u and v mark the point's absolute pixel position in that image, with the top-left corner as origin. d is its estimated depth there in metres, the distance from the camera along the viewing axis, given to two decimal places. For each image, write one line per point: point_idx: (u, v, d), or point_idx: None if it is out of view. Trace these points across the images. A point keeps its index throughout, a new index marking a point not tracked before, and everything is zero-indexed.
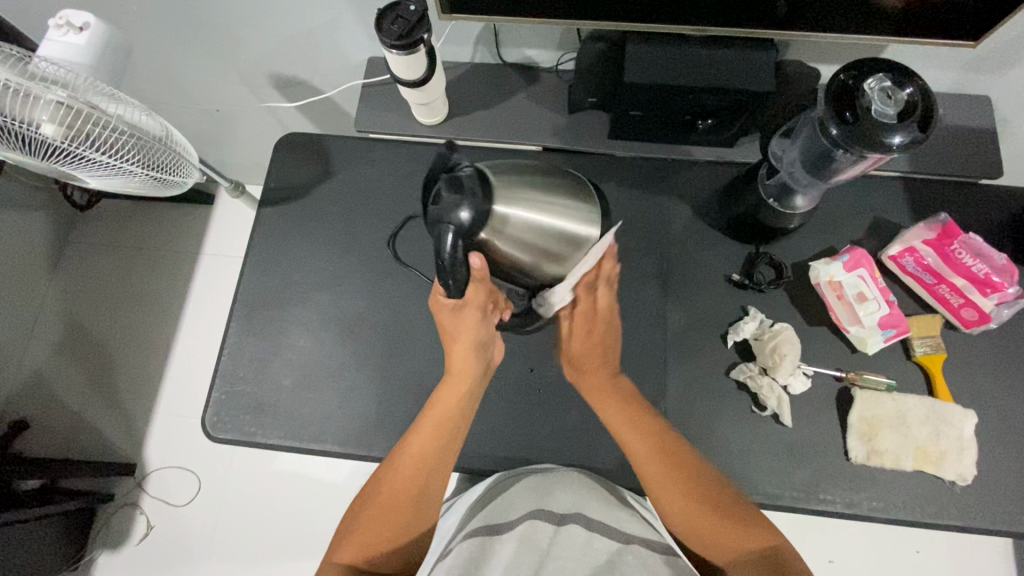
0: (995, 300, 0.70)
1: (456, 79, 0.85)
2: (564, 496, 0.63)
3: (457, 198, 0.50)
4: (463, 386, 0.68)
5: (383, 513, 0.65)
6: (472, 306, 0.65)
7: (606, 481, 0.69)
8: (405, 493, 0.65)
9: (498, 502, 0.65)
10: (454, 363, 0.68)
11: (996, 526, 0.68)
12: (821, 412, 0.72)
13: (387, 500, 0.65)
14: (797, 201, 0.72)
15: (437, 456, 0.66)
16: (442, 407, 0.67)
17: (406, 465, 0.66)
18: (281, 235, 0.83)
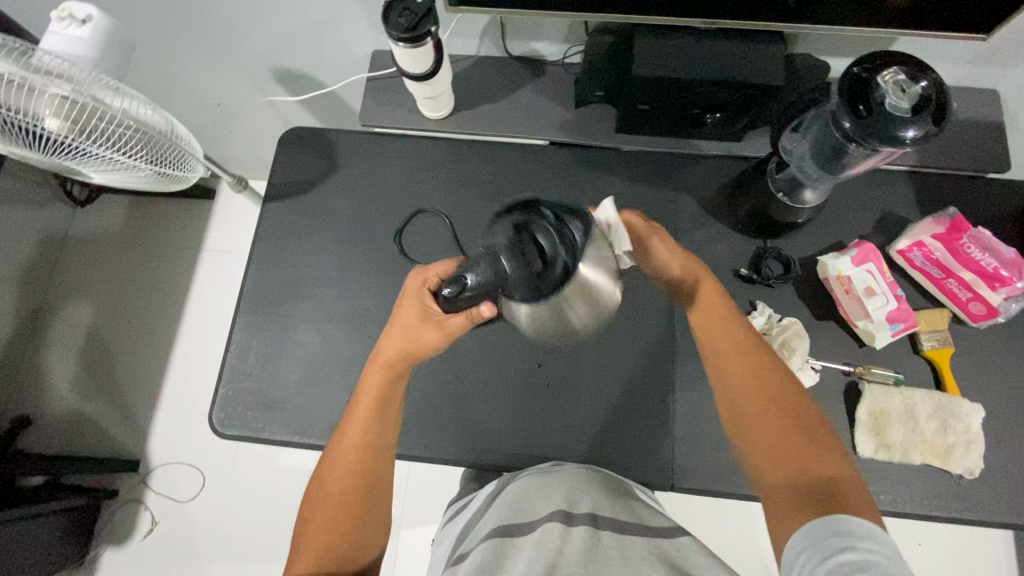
0: (1005, 295, 0.69)
1: (462, 73, 0.84)
2: (574, 494, 0.63)
3: (530, 252, 0.52)
4: (390, 373, 0.67)
5: (340, 512, 0.61)
6: (438, 328, 0.66)
7: (614, 476, 0.69)
8: (354, 479, 0.62)
9: (499, 502, 0.66)
10: (383, 352, 0.67)
11: (1004, 519, 0.68)
12: (831, 407, 0.72)
13: (335, 494, 0.62)
14: (806, 195, 0.74)
15: (371, 437, 0.64)
16: (369, 389, 0.66)
17: (348, 453, 0.63)
18: (287, 231, 0.82)
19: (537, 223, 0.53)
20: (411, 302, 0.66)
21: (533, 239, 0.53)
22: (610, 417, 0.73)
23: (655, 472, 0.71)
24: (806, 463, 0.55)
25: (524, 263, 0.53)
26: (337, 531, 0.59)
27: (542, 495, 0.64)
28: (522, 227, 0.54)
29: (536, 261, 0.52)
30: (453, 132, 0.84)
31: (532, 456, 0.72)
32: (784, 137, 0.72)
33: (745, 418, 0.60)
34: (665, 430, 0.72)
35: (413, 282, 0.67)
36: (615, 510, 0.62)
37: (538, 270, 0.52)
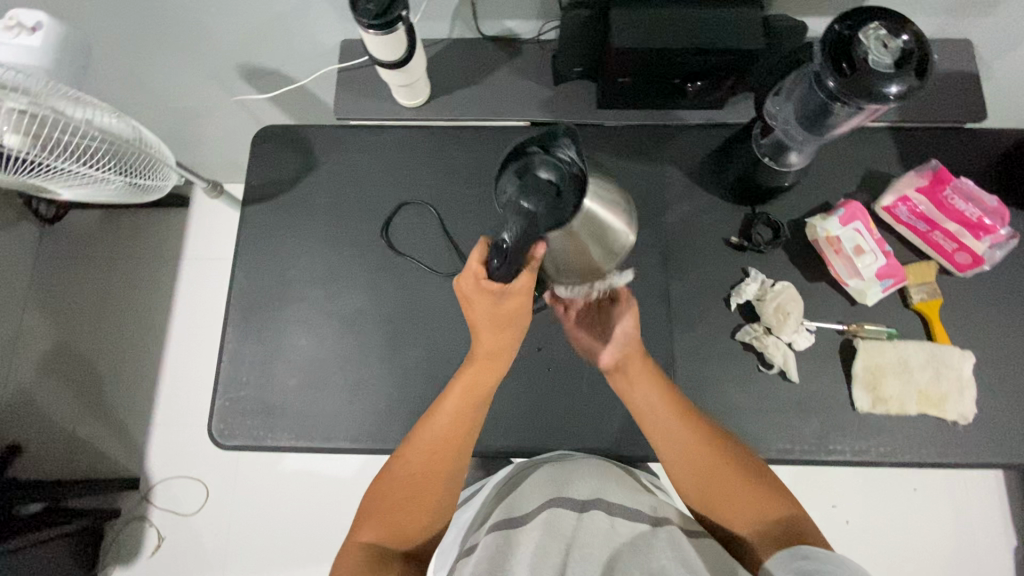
0: (988, 242, 0.71)
1: (436, 59, 0.82)
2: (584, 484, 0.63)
3: (547, 179, 0.51)
4: (489, 376, 0.64)
5: (410, 497, 0.63)
6: (519, 294, 0.57)
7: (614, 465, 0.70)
8: (428, 475, 0.64)
9: (513, 492, 0.67)
10: (483, 340, 0.62)
11: (998, 459, 0.71)
12: (827, 367, 0.73)
13: (399, 487, 0.63)
14: (791, 158, 0.73)
15: (458, 436, 0.64)
16: (466, 386, 0.64)
17: (425, 450, 0.64)
18: (270, 233, 0.80)
19: (524, 154, 0.53)
20: (481, 295, 0.57)
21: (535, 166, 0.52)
22: (612, 395, 0.73)
23: None
24: (759, 508, 0.61)
25: (542, 188, 0.50)
26: (405, 521, 0.63)
27: (556, 483, 0.64)
28: (517, 164, 0.53)
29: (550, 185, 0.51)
30: (433, 120, 0.82)
31: (538, 442, 0.72)
32: (768, 102, 0.71)
33: (704, 480, 0.64)
34: None
35: (466, 284, 0.57)
36: (626, 496, 0.62)
37: (556, 189, 0.51)
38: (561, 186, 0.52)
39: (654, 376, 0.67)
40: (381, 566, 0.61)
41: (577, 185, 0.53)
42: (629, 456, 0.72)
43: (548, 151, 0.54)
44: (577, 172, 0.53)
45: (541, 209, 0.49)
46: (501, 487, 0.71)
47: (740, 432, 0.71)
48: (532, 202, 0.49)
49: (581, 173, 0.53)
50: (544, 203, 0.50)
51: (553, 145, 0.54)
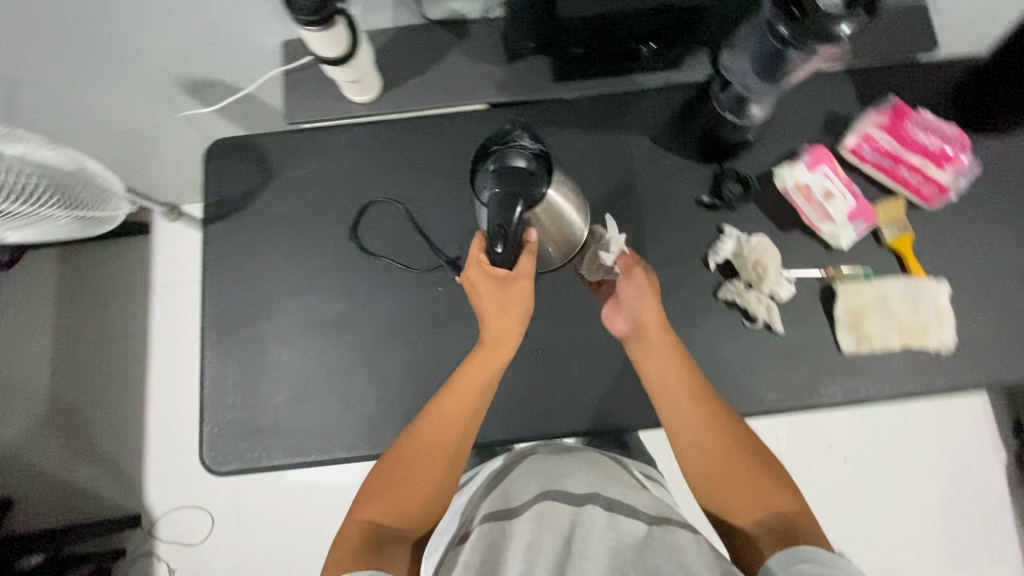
0: (952, 172, 0.72)
1: (383, 50, 0.79)
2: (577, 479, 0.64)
3: (514, 164, 0.57)
4: (498, 358, 0.65)
5: (418, 476, 0.63)
6: (523, 277, 0.64)
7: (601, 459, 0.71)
8: (435, 459, 0.63)
9: (507, 478, 0.69)
10: (490, 319, 0.65)
11: (982, 381, 0.73)
12: (809, 314, 0.74)
13: (403, 468, 0.63)
14: (753, 109, 0.73)
15: (466, 419, 0.65)
16: (479, 366, 0.65)
17: (435, 432, 0.64)
18: (236, 251, 0.78)
19: (489, 153, 0.58)
20: (486, 281, 0.64)
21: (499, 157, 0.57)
22: (603, 370, 0.73)
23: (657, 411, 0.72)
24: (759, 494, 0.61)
25: (512, 175, 0.56)
26: (408, 503, 0.62)
27: (553, 475, 0.66)
28: (486, 165, 0.58)
29: (519, 169, 0.57)
30: (388, 113, 0.80)
31: (536, 425, 0.72)
32: (725, 55, 0.70)
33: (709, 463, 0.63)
34: None
35: (472, 275, 0.65)
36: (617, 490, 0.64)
37: (526, 170, 0.57)
38: (528, 166, 0.57)
39: (676, 359, 0.66)
40: (376, 548, 0.59)
41: (539, 160, 0.58)
42: (627, 427, 0.72)
43: (508, 144, 0.59)
44: (537, 150, 0.58)
45: (519, 195, 0.56)
46: (497, 476, 0.73)
47: (732, 388, 0.72)
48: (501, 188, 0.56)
49: (542, 152, 0.59)
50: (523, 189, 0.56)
51: (509, 137, 0.59)
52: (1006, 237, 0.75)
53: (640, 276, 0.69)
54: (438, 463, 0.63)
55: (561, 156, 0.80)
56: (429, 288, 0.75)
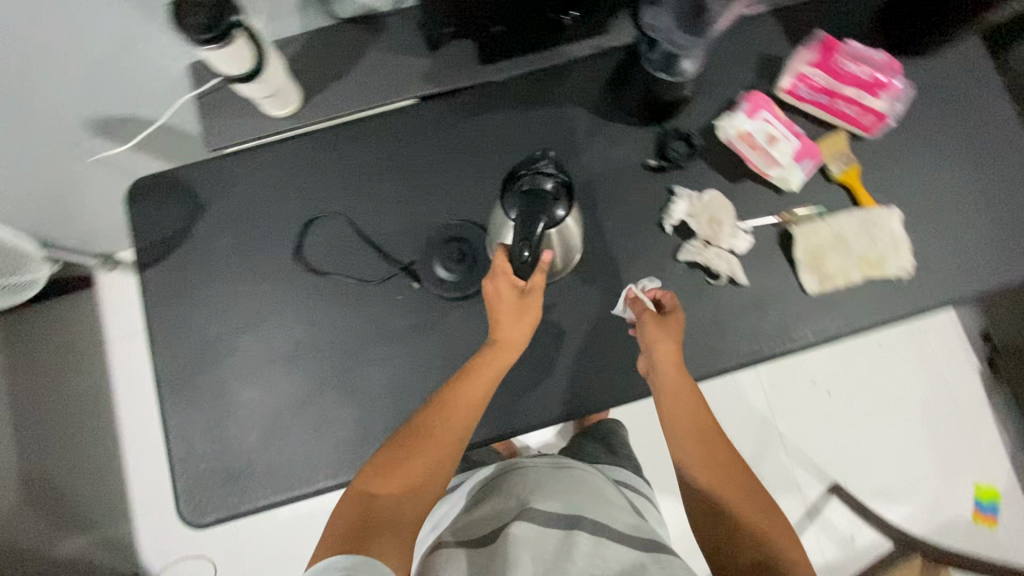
0: (887, 98, 0.73)
1: (297, 59, 0.76)
2: (565, 501, 0.67)
3: (542, 188, 0.60)
4: (506, 355, 0.66)
5: (424, 460, 0.62)
6: (536, 292, 0.66)
7: (585, 473, 0.75)
8: (438, 459, 0.62)
9: (507, 488, 0.72)
10: (501, 321, 0.65)
11: (944, 299, 0.74)
12: (770, 261, 0.73)
13: (404, 464, 0.61)
14: (684, 65, 0.70)
15: (471, 419, 0.64)
16: (484, 369, 0.65)
17: (440, 430, 0.63)
18: (178, 292, 0.74)
19: (517, 178, 0.61)
20: (503, 290, 0.65)
21: (526, 182, 0.61)
22: (577, 351, 0.72)
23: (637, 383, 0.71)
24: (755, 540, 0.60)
25: (534, 198, 0.60)
26: (402, 496, 0.60)
27: (555, 491, 0.69)
28: (514, 188, 0.61)
29: (542, 193, 0.60)
30: (314, 124, 0.76)
31: (518, 418, 0.71)
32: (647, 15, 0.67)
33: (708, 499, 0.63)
34: (631, 343, 0.72)
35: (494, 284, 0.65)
36: (603, 513, 0.66)
37: (549, 194, 0.60)
38: (554, 191, 0.60)
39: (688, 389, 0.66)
40: (372, 531, 0.57)
41: (564, 185, 0.61)
42: (609, 405, 0.71)
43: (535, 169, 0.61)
44: (560, 177, 0.61)
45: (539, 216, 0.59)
46: (491, 483, 0.75)
47: (706, 348, 0.72)
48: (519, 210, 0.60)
49: (568, 182, 0.62)
50: (546, 213, 0.60)
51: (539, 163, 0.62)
52: (947, 153, 0.76)
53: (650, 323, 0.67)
54: (446, 454, 0.63)
55: (500, 140, 0.77)
56: (387, 298, 0.72)
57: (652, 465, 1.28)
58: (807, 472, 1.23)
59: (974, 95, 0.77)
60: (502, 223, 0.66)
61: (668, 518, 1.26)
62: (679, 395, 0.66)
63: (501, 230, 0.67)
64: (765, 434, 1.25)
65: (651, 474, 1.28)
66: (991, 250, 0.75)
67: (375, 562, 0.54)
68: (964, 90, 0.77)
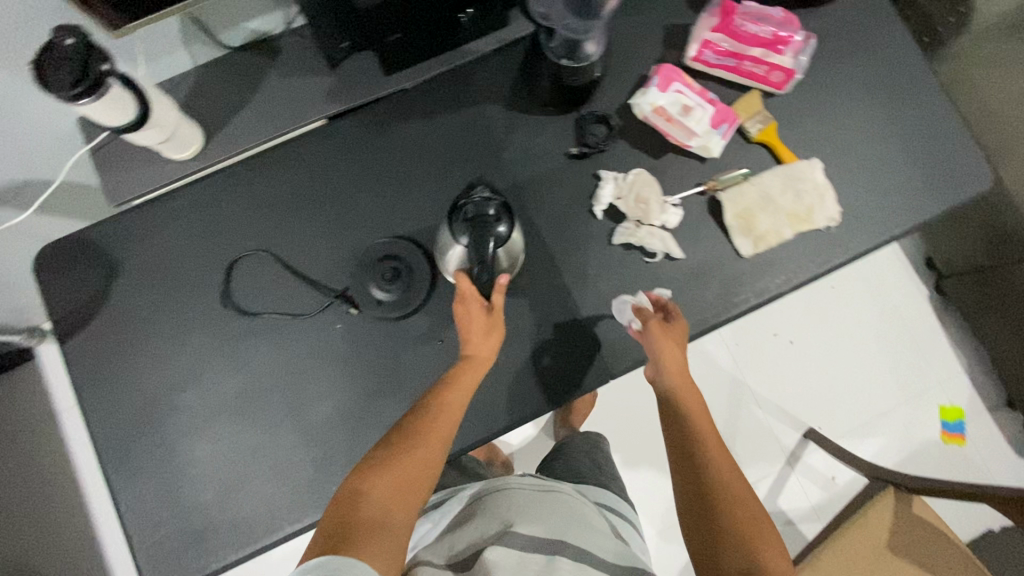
0: (790, 54, 0.74)
1: (193, 96, 0.72)
2: (548, 524, 0.67)
3: (485, 212, 0.62)
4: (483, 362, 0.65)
5: (414, 463, 0.58)
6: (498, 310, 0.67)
7: (569, 491, 0.75)
8: (428, 463, 0.59)
9: (488, 509, 0.70)
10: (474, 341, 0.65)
11: (874, 241, 0.75)
12: (703, 231, 0.74)
13: (394, 465, 0.57)
14: (587, 48, 0.73)
15: (454, 426, 0.62)
16: (463, 377, 0.63)
17: (425, 433, 0.60)
18: (107, 358, 0.70)
19: (461, 208, 0.63)
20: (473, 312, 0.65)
21: (467, 212, 0.63)
22: (528, 351, 0.71)
23: (591, 373, 0.71)
24: (744, 554, 0.57)
25: (479, 223, 0.62)
26: (391, 500, 0.56)
27: (542, 513, 0.68)
28: (458, 215, 0.63)
29: (486, 217, 0.62)
30: (223, 161, 0.73)
31: (479, 428, 0.70)
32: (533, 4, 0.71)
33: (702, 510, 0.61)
34: (580, 334, 0.72)
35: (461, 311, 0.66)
36: (585, 537, 0.67)
37: (492, 217, 0.62)
38: (496, 214, 0.62)
39: (693, 390, 0.69)
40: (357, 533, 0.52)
41: (503, 205, 0.64)
42: (568, 398, 0.71)
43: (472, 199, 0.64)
44: (497, 200, 0.64)
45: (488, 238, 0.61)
46: (475, 500, 0.74)
47: None
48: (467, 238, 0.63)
49: (505, 203, 0.64)
50: (491, 235, 0.61)
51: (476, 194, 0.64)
52: (859, 98, 0.77)
53: (657, 328, 0.67)
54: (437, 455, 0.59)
55: (418, 149, 0.74)
56: (327, 329, 0.70)
57: (635, 442, 1.30)
58: (782, 423, 1.26)
59: (876, 36, 0.78)
60: (447, 250, 0.67)
61: (658, 490, 1.28)
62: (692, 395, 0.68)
63: (446, 254, 0.68)
64: (738, 393, 1.27)
65: (635, 450, 1.29)
66: (912, 188, 0.76)
67: (361, 565, 0.49)
68: (865, 32, 0.78)
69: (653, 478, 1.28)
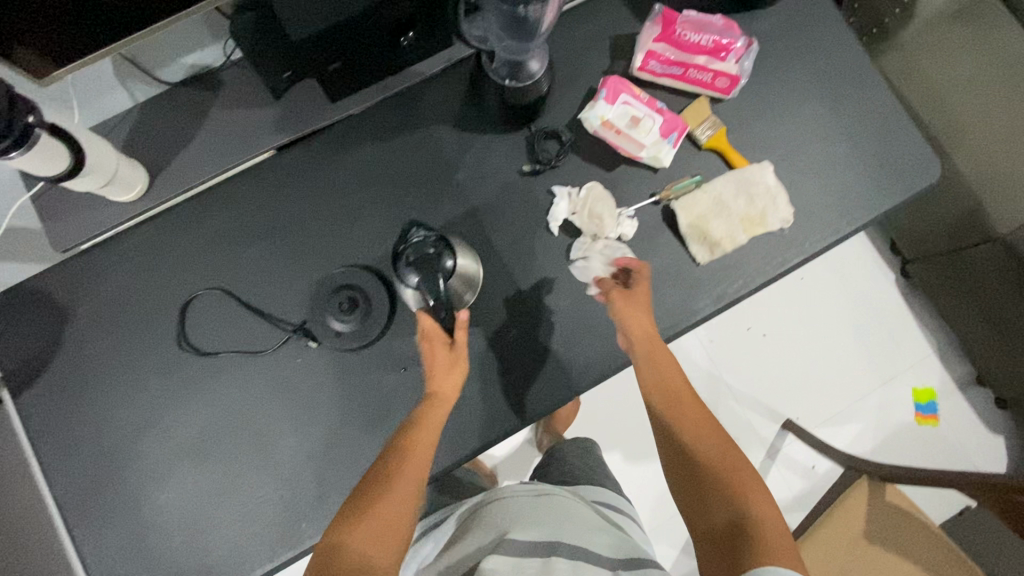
0: (734, 59, 0.74)
1: (135, 136, 0.71)
2: (541, 527, 0.64)
3: (427, 249, 0.63)
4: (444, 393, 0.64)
5: (387, 504, 0.56)
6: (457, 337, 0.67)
7: (562, 493, 0.73)
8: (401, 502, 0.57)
9: (481, 523, 0.68)
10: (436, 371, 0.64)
11: (830, 240, 0.75)
12: (659, 241, 0.74)
13: (365, 512, 0.56)
14: (531, 66, 0.71)
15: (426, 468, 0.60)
16: (427, 417, 0.62)
17: (396, 480, 0.58)
18: (63, 409, 0.69)
19: (401, 253, 0.64)
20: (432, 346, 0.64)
21: (406, 253, 0.64)
22: (492, 373, 0.71)
23: (556, 390, 0.71)
24: (729, 501, 0.57)
25: (425, 260, 0.63)
26: (369, 547, 0.54)
27: (534, 517, 0.66)
28: (401, 260, 0.64)
29: (428, 253, 0.63)
30: (171, 199, 0.72)
31: (448, 452, 0.70)
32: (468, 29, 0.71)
33: (686, 468, 0.61)
34: (544, 351, 0.72)
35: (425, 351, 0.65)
36: (581, 535, 0.64)
37: (434, 251, 0.63)
38: (436, 248, 0.64)
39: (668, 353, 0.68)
40: None
41: (440, 237, 0.65)
42: (534, 418, 0.71)
43: (410, 240, 0.65)
44: (432, 235, 0.64)
45: (436, 272, 0.63)
46: (470, 516, 0.72)
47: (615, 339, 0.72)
48: (413, 277, 0.63)
49: (441, 236, 0.65)
50: (439, 270, 0.63)
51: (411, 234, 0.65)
52: (806, 98, 0.78)
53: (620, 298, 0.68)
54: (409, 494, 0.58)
55: (369, 175, 0.74)
56: (287, 364, 0.69)
57: (620, 442, 1.30)
58: (761, 416, 1.28)
59: (819, 35, 0.79)
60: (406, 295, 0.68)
61: (645, 489, 1.29)
62: (669, 359, 0.67)
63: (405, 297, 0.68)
64: (715, 389, 1.28)
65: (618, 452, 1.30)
66: (864, 185, 0.77)
67: None
68: (808, 33, 0.79)
69: (640, 478, 1.29)
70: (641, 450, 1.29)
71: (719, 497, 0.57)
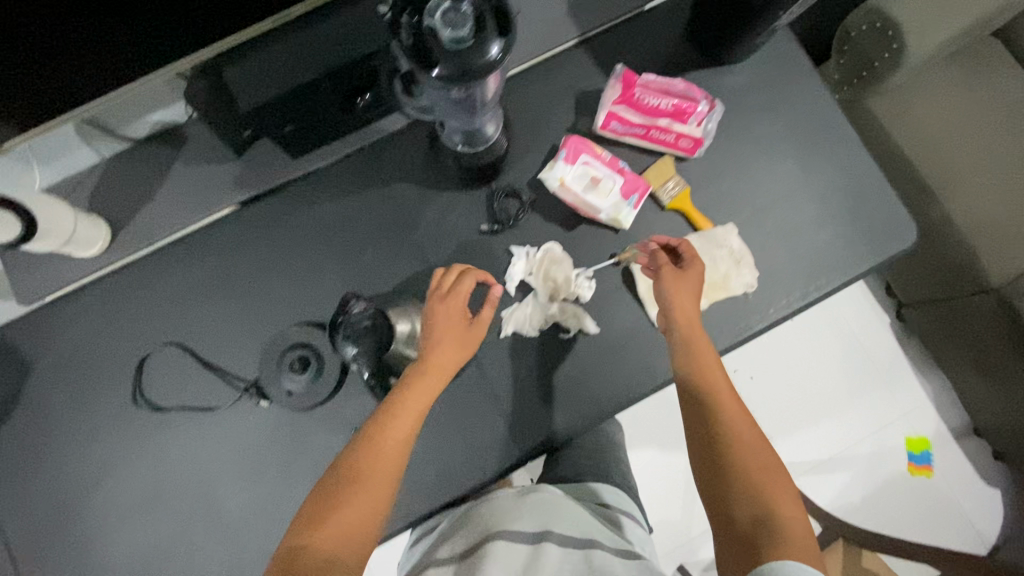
0: (696, 122, 0.73)
1: (102, 191, 0.73)
2: (533, 517, 0.64)
3: (364, 322, 0.66)
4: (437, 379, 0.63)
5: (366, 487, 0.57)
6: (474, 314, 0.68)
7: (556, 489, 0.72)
8: (376, 491, 0.57)
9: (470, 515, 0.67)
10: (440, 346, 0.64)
11: (795, 304, 0.73)
12: (618, 303, 0.72)
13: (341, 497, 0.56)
14: (488, 130, 0.73)
15: (402, 460, 0.60)
16: (409, 407, 0.61)
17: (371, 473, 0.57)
18: (22, 460, 0.70)
19: (336, 327, 0.66)
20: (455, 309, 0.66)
21: (341, 328, 0.66)
22: (442, 435, 0.70)
23: (507, 454, 0.70)
24: (755, 489, 0.56)
25: (364, 335, 0.66)
26: (337, 547, 0.53)
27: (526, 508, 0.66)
28: (337, 332, 0.66)
29: (366, 326, 0.66)
30: (132, 254, 0.73)
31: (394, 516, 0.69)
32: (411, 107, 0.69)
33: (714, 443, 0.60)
34: (497, 413, 0.71)
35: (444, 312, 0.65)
36: (570, 525, 0.64)
37: (372, 322, 0.66)
38: (374, 319, 0.67)
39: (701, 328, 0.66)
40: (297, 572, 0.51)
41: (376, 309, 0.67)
42: (483, 482, 0.70)
43: (344, 314, 0.67)
44: (367, 308, 0.67)
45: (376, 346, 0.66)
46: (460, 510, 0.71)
47: (569, 403, 0.71)
48: (350, 350, 0.66)
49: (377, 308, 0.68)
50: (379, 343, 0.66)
51: (346, 306, 0.67)
52: (776, 157, 0.76)
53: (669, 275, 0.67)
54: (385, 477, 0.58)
55: (328, 231, 0.74)
56: (239, 421, 0.70)
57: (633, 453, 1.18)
58: None
59: (790, 93, 0.77)
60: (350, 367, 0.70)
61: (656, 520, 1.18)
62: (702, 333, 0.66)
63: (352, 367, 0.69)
64: None
65: None
66: (834, 247, 0.74)
67: None
68: (779, 90, 0.77)
69: None
70: (652, 463, 1.18)
71: (744, 479, 0.57)
